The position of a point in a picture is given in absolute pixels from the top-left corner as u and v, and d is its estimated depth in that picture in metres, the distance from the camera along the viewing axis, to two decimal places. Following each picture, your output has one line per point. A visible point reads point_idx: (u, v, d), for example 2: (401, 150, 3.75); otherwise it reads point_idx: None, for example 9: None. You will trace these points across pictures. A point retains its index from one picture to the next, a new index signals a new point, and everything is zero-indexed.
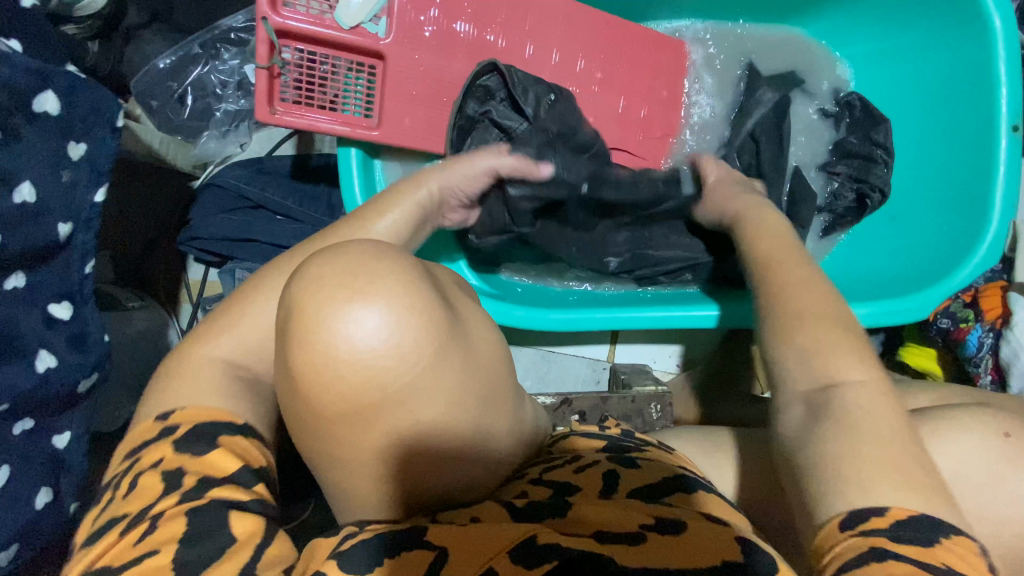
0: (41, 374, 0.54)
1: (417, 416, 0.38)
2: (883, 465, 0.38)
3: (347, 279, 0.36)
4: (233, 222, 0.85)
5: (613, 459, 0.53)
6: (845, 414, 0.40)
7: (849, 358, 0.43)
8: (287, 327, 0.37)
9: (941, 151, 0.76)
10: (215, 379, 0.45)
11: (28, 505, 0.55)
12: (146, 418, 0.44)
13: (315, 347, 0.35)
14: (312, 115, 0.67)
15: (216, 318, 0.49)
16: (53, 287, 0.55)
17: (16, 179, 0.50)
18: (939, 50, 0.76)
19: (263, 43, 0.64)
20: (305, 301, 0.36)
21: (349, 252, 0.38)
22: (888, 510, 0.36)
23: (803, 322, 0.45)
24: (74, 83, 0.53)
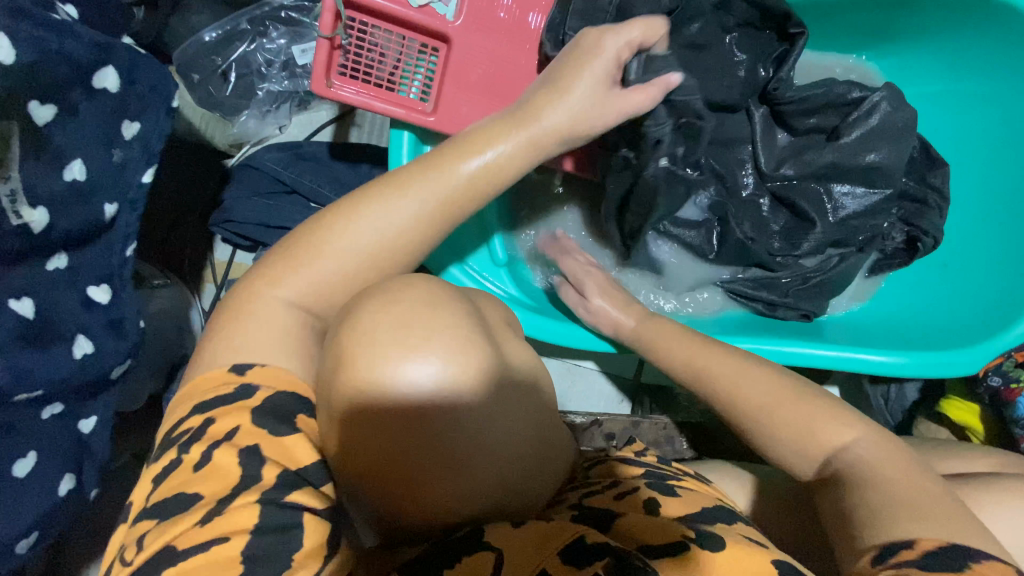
0: (78, 361, 0.52)
1: (466, 473, 0.38)
2: (911, 513, 0.40)
3: (400, 333, 0.36)
4: (268, 207, 0.83)
5: (653, 487, 0.52)
6: (863, 473, 0.45)
7: (835, 425, 0.49)
8: (336, 378, 0.37)
9: (1002, 204, 0.72)
10: (287, 322, 0.44)
11: (52, 492, 0.53)
12: (212, 368, 0.42)
13: (364, 396, 0.36)
14: (368, 94, 0.65)
15: (283, 252, 0.47)
16: (94, 269, 0.53)
17: (67, 157, 0.47)
18: (1010, 98, 0.70)
19: (327, 12, 0.61)
20: (358, 354, 0.36)
21: (404, 297, 0.38)
22: (916, 543, 0.38)
23: (762, 413, 0.52)
24: (134, 60, 0.50)
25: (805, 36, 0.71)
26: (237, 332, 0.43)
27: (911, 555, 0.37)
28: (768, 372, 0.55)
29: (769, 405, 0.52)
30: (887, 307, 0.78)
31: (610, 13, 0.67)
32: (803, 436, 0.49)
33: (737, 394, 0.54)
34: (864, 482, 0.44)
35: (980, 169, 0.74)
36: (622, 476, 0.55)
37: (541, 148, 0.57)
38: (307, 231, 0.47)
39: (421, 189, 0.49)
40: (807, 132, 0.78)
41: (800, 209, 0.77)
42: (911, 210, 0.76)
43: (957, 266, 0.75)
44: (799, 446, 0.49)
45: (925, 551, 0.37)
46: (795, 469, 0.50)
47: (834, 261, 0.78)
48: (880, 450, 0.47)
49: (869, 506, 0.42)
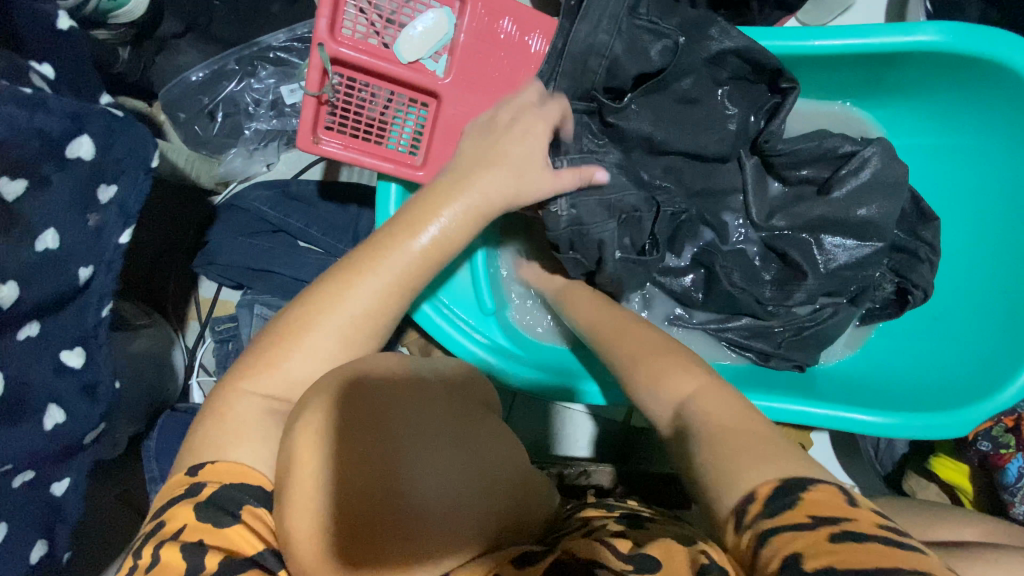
0: (48, 431, 0.51)
1: (444, 535, 0.36)
2: (751, 451, 0.40)
3: (358, 429, 0.35)
4: (253, 248, 0.82)
5: (624, 525, 0.51)
6: (699, 417, 0.44)
7: (680, 376, 0.48)
8: (288, 474, 0.36)
9: (992, 260, 0.71)
10: (255, 415, 0.44)
11: (22, 560, 0.52)
12: (178, 471, 0.43)
13: (335, 463, 0.34)
14: (354, 148, 0.65)
15: (256, 348, 0.47)
16: (67, 333, 0.51)
17: (39, 228, 0.46)
18: (1001, 155, 0.70)
19: (315, 70, 0.62)
20: (309, 453, 0.35)
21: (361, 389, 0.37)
22: (756, 490, 0.37)
23: (638, 361, 0.52)
24: (110, 124, 0.49)
25: (796, 91, 0.69)
26: (213, 422, 0.45)
27: (757, 508, 0.36)
28: (645, 335, 0.57)
29: (637, 355, 0.53)
30: (879, 359, 0.78)
31: (600, 73, 0.67)
32: (650, 389, 0.49)
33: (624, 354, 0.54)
34: (695, 431, 0.43)
35: (973, 224, 0.73)
36: (596, 516, 0.54)
37: (487, 216, 0.57)
38: (279, 325, 0.48)
39: (380, 268, 0.50)
40: (803, 181, 0.77)
41: (793, 259, 0.76)
42: (903, 265, 0.75)
43: (947, 320, 0.74)
44: (652, 397, 0.48)
45: (767, 501, 0.36)
46: (655, 417, 0.48)
47: (827, 314, 0.76)
48: (714, 395, 0.45)
49: (706, 460, 0.41)
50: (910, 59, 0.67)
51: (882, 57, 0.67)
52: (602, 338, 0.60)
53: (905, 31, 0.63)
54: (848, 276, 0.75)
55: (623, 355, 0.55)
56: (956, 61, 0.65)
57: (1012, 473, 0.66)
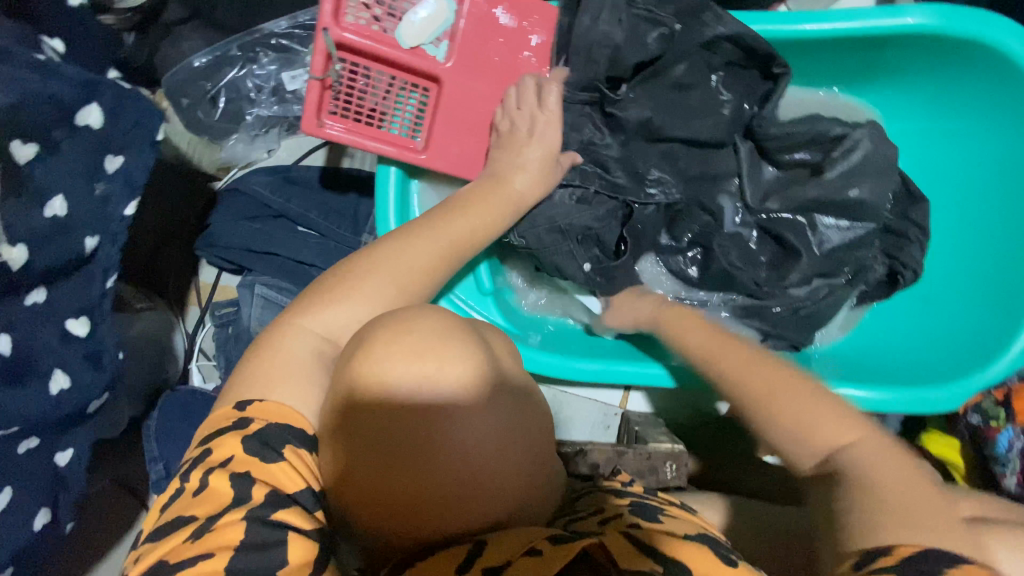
0: (54, 397, 0.51)
1: (486, 476, 0.37)
2: (897, 515, 0.42)
3: (413, 361, 0.36)
4: (254, 232, 0.83)
5: (636, 513, 0.52)
6: (855, 474, 0.45)
7: (836, 426, 0.48)
8: (345, 394, 0.38)
9: (980, 240, 0.73)
10: (304, 355, 0.46)
11: (26, 527, 0.52)
12: (225, 403, 0.45)
13: (390, 408, 0.35)
14: (359, 131, 0.66)
15: (313, 292, 0.51)
16: (72, 302, 0.52)
17: (48, 193, 0.47)
18: (988, 137, 0.72)
19: (320, 53, 0.63)
20: (370, 377, 0.36)
21: (419, 326, 0.38)
22: (895, 550, 0.39)
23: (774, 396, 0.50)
24: (120, 95, 0.50)
25: (788, 76, 0.71)
26: (262, 359, 0.47)
27: (889, 561, 0.39)
28: (776, 364, 0.54)
29: (771, 387, 0.51)
30: (877, 335, 0.79)
31: (603, 62, 0.70)
32: (796, 434, 0.48)
33: (756, 384, 0.52)
34: (852, 491, 0.44)
35: (963, 204, 0.75)
36: (605, 503, 0.55)
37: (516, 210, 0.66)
38: (336, 274, 0.52)
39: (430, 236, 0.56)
40: (795, 165, 0.78)
41: (788, 241, 0.77)
42: (895, 243, 0.77)
43: (938, 300, 0.76)
44: (795, 437, 0.48)
45: (907, 559, 0.39)
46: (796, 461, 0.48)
47: (823, 293, 0.77)
48: (874, 449, 0.46)
49: (855, 510, 0.43)
50: (899, 42, 0.68)
51: (872, 39, 0.69)
52: (710, 362, 0.57)
53: (893, 13, 0.65)
54: (842, 257, 0.77)
55: (752, 385, 0.52)
56: (943, 43, 0.67)
57: (1002, 445, 0.66)
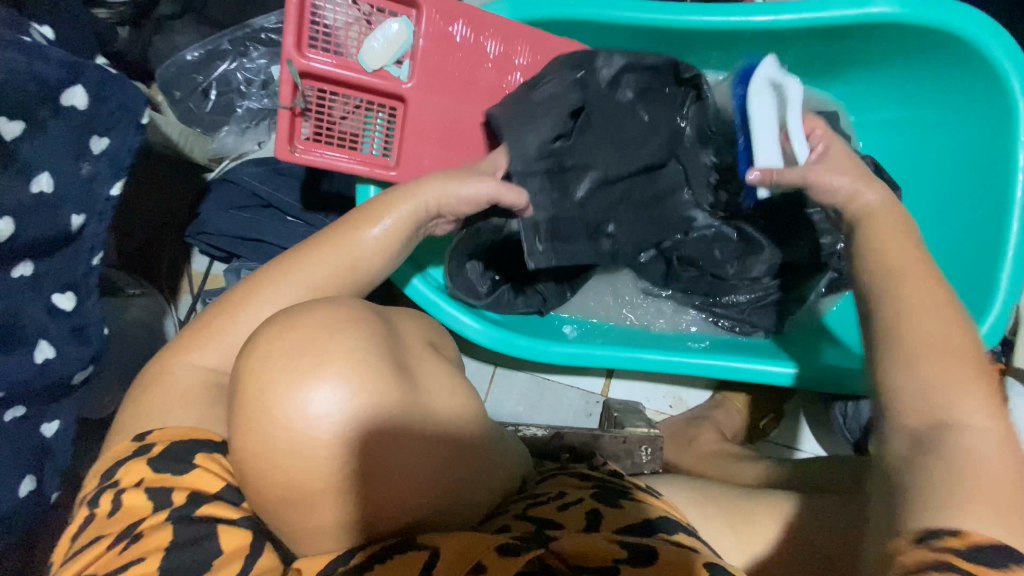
0: (39, 366, 0.54)
1: (388, 459, 0.40)
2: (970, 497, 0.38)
3: (290, 361, 0.38)
4: (243, 220, 0.85)
5: (597, 498, 0.54)
6: (959, 456, 0.40)
7: (974, 401, 0.42)
8: (235, 403, 0.40)
9: (949, 228, 0.74)
10: (194, 386, 0.49)
11: (12, 492, 0.55)
12: (122, 438, 0.47)
13: (274, 402, 0.38)
14: (330, 155, 0.68)
15: (207, 322, 0.52)
16: (59, 277, 0.55)
17: (34, 170, 0.50)
18: (959, 125, 0.73)
19: (286, 84, 0.65)
20: (253, 382, 0.39)
21: (301, 324, 0.40)
22: (968, 535, 0.36)
23: (916, 344, 0.44)
24: (104, 79, 0.53)
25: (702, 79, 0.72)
26: (151, 387, 0.49)
27: (958, 544, 0.36)
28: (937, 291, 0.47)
29: (915, 305, 0.46)
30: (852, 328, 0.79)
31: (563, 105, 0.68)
32: (908, 375, 0.44)
33: (915, 308, 0.46)
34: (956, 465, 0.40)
35: (932, 191, 0.76)
36: (571, 489, 0.57)
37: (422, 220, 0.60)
38: (236, 295, 0.53)
39: (335, 252, 0.55)
40: None
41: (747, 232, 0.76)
42: None
43: None
44: (923, 392, 0.43)
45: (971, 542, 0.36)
46: (900, 413, 0.44)
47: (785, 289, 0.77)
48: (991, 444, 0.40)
49: (940, 489, 0.39)
50: (866, 32, 0.70)
51: (839, 29, 0.70)
52: (878, 276, 0.50)
53: (858, 3, 0.67)
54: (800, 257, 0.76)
55: (891, 280, 0.49)
56: (907, 32, 0.69)
57: None
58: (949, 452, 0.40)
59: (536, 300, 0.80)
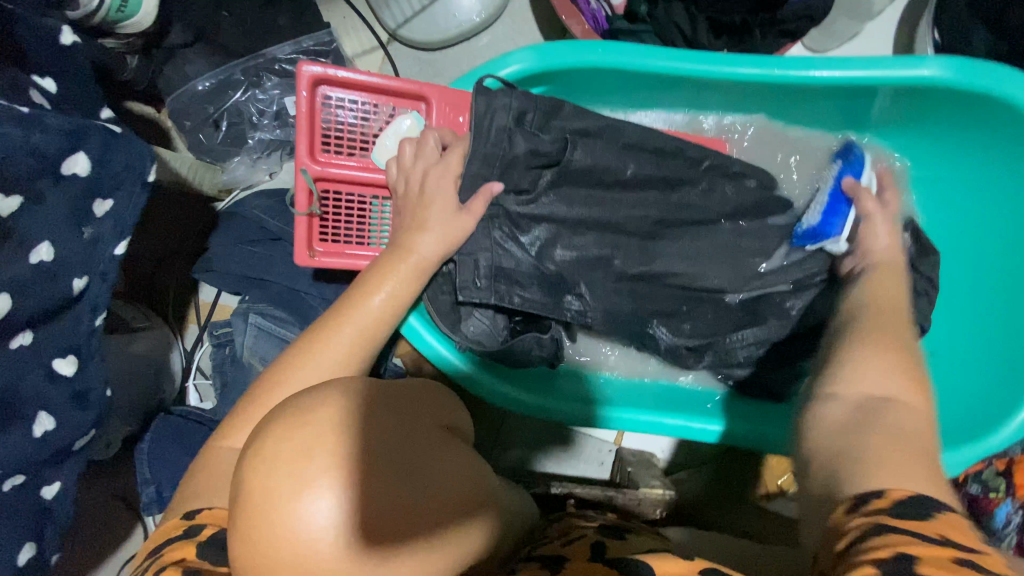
0: (39, 438, 0.52)
1: (416, 542, 0.37)
2: (890, 458, 0.38)
3: (301, 460, 0.35)
4: (251, 255, 0.82)
5: (602, 533, 0.52)
6: (881, 421, 0.40)
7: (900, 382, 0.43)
8: (240, 510, 0.36)
9: (990, 295, 0.70)
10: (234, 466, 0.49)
11: (9, 562, 0.53)
12: (173, 514, 0.49)
13: (277, 511, 0.34)
14: (348, 254, 0.70)
15: (235, 416, 0.53)
16: (60, 342, 0.52)
17: (34, 241, 0.48)
18: (1011, 189, 0.69)
19: (301, 191, 0.67)
20: (261, 489, 0.35)
21: (310, 416, 0.37)
22: (887, 492, 0.36)
23: (861, 341, 0.47)
24: (109, 140, 0.50)
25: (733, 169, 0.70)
26: (201, 473, 0.50)
27: (880, 506, 0.35)
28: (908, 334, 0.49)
29: (884, 320, 0.50)
30: None
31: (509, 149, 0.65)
32: (847, 369, 0.45)
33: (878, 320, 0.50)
34: (873, 425, 0.40)
35: (968, 257, 0.72)
36: (576, 526, 0.55)
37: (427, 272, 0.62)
38: (247, 401, 0.53)
39: (339, 335, 0.56)
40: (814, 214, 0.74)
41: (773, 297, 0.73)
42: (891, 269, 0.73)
43: (945, 356, 0.72)
44: (862, 375, 0.44)
45: (894, 501, 0.35)
46: (835, 388, 0.44)
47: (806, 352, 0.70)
48: (912, 414, 0.41)
49: (849, 457, 0.39)
50: (915, 92, 0.66)
51: (887, 88, 0.66)
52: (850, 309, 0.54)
53: (909, 64, 0.63)
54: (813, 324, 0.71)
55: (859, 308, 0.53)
56: (959, 96, 0.64)
57: (999, 517, 0.65)
58: (878, 421, 0.40)
59: (550, 347, 0.73)
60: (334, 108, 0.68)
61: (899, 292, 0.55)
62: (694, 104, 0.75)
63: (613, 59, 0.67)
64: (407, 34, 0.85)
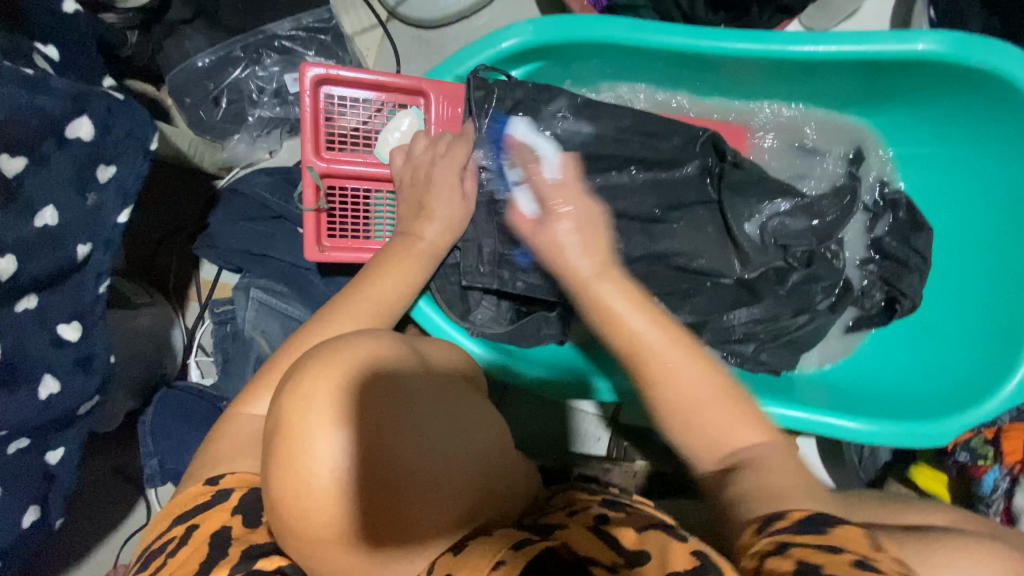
0: (44, 401, 0.53)
1: (440, 483, 0.39)
2: (791, 490, 0.40)
3: (342, 394, 0.35)
4: (252, 232, 0.83)
5: (603, 505, 0.49)
6: (764, 469, 0.42)
7: (746, 428, 0.45)
8: (272, 442, 0.36)
9: (983, 270, 0.71)
10: (251, 434, 0.47)
11: (15, 524, 0.54)
12: (193, 482, 0.47)
13: (312, 444, 0.34)
14: (357, 249, 0.70)
15: (251, 383, 0.51)
16: (65, 307, 0.53)
17: (38, 204, 0.48)
18: (1001, 165, 0.70)
19: (308, 188, 0.67)
20: (297, 420, 0.35)
21: (348, 355, 0.37)
22: (790, 515, 0.37)
23: (694, 408, 0.44)
24: (111, 106, 0.51)
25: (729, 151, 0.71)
26: (218, 440, 0.48)
27: (786, 524, 0.36)
28: (682, 340, 0.47)
29: (633, 342, 0.47)
30: (870, 366, 0.76)
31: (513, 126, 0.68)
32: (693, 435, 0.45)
33: (631, 336, 0.47)
34: (759, 478, 0.41)
35: (970, 233, 0.72)
36: (579, 498, 0.52)
37: (439, 255, 0.65)
38: (262, 370, 0.52)
39: (353, 305, 0.56)
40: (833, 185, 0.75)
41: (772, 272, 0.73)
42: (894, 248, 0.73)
43: (937, 330, 0.73)
44: (707, 449, 0.44)
45: (798, 520, 0.36)
46: (701, 465, 0.45)
47: (804, 323, 0.73)
48: (785, 461, 0.43)
49: (752, 490, 0.40)
50: (907, 67, 0.66)
51: (881, 63, 0.66)
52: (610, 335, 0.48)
53: (902, 39, 0.63)
54: (806, 291, 0.72)
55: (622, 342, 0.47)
56: (951, 72, 0.65)
57: (986, 484, 0.67)
58: (759, 472, 0.42)
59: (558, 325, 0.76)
60: (335, 105, 0.68)
61: (628, 286, 0.51)
62: (692, 81, 0.76)
63: (612, 35, 0.68)
64: (406, 12, 0.86)
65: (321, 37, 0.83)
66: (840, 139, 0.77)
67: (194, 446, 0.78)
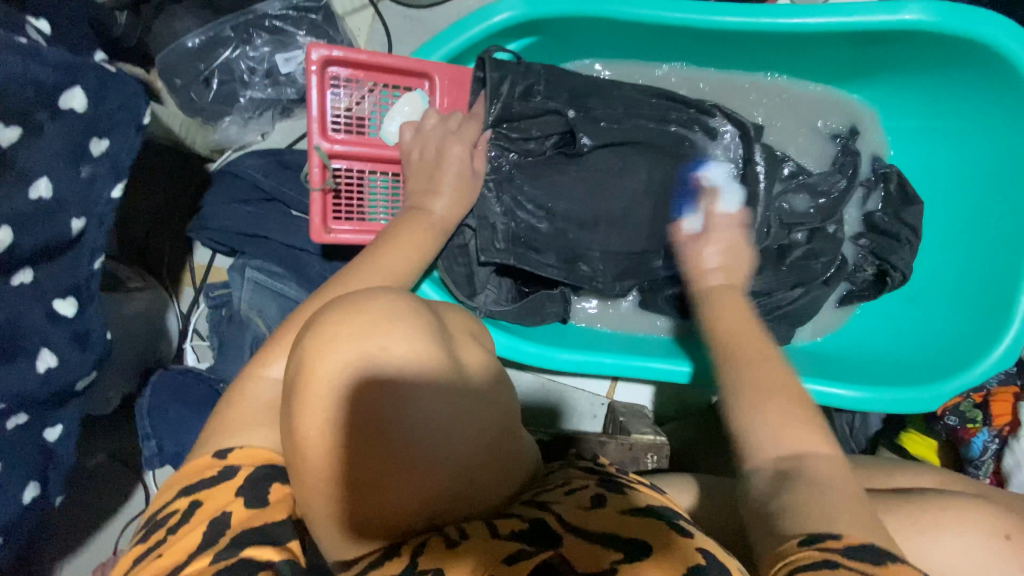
0: (42, 375, 0.53)
1: (455, 451, 0.35)
2: (839, 509, 0.39)
3: (360, 341, 0.33)
4: (246, 214, 0.83)
5: (601, 485, 0.47)
6: (811, 479, 0.41)
7: (810, 433, 0.45)
8: (292, 387, 0.35)
9: (972, 242, 0.72)
10: (259, 407, 0.45)
11: (15, 500, 0.54)
12: (202, 453, 0.45)
13: (327, 389, 0.33)
14: (361, 228, 0.69)
15: (268, 344, 0.50)
16: (60, 281, 0.53)
17: (32, 175, 0.48)
18: (983, 139, 0.72)
19: (315, 167, 0.67)
20: (315, 364, 0.33)
21: (373, 305, 0.35)
22: (843, 536, 0.37)
23: (769, 398, 0.47)
24: (103, 79, 0.51)
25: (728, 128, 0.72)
26: (229, 410, 0.46)
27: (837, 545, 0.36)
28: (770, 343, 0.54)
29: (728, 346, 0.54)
30: (868, 336, 0.77)
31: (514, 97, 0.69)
32: (756, 414, 0.46)
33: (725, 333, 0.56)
34: (805, 486, 0.41)
35: (956, 208, 0.74)
36: (578, 477, 0.50)
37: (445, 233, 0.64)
38: (284, 328, 0.50)
39: (371, 270, 0.55)
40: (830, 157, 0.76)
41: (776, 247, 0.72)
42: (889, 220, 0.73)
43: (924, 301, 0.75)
44: (778, 438, 0.45)
45: (850, 543, 0.36)
46: (760, 451, 0.45)
47: (800, 295, 0.73)
48: (836, 470, 0.43)
49: (800, 505, 0.40)
50: (897, 36, 0.67)
51: (869, 34, 0.68)
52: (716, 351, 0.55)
53: (891, 9, 0.64)
54: (805, 267, 0.72)
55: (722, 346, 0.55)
56: (942, 42, 0.66)
57: (975, 446, 0.70)
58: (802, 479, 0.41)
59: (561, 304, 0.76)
60: (340, 88, 0.68)
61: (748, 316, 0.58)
62: (684, 56, 0.76)
63: (603, 9, 0.68)
64: None
65: (311, 17, 0.83)
66: (830, 112, 0.78)
67: (192, 425, 0.78)
